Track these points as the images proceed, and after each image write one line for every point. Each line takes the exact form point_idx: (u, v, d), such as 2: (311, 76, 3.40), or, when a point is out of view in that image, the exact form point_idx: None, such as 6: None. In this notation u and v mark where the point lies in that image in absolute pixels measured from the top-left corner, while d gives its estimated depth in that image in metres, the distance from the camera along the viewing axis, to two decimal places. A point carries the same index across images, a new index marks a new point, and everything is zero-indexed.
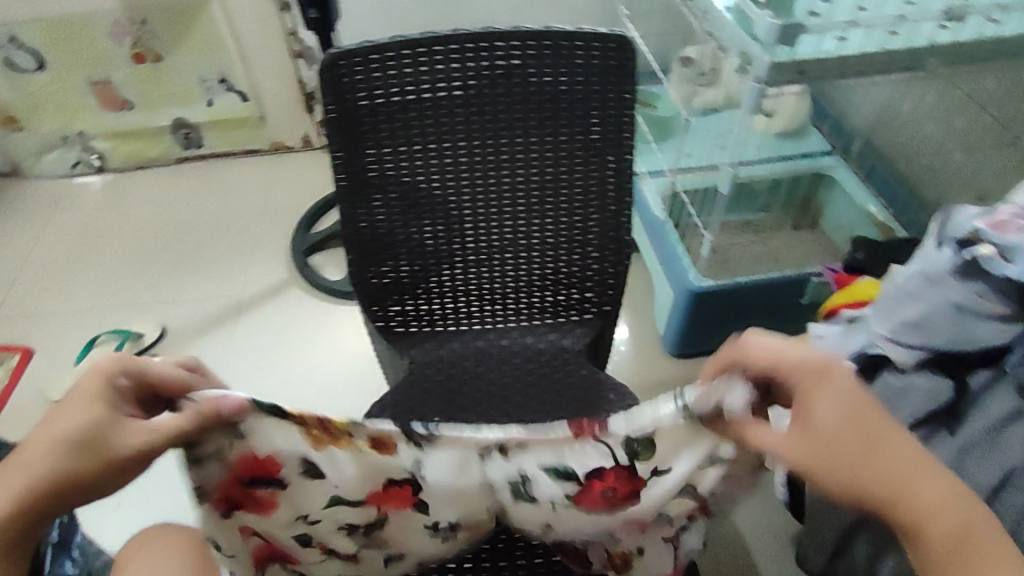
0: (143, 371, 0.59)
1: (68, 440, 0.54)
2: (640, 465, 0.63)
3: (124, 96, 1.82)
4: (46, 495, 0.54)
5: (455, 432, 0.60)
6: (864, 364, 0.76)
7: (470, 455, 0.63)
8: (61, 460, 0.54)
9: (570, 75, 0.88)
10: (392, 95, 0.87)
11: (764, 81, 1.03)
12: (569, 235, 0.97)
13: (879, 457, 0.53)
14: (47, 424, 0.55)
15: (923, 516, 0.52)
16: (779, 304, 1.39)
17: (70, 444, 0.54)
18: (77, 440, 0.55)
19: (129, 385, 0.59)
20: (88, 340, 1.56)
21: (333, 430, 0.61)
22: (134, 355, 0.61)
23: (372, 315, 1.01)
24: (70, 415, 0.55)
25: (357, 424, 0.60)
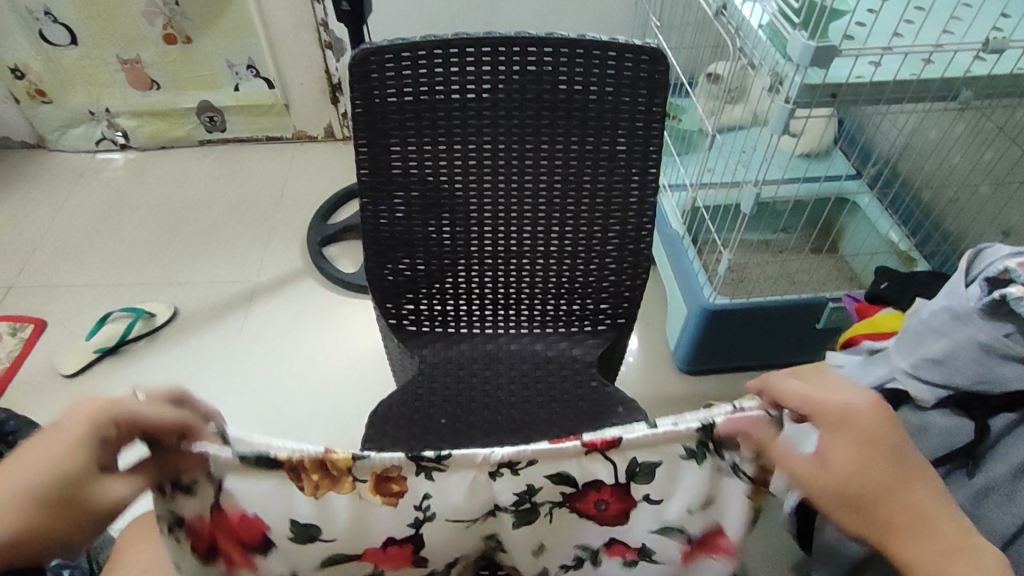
0: (125, 424, 0.55)
1: (38, 497, 0.53)
2: (634, 485, 0.65)
3: (152, 76, 1.82)
4: (13, 547, 0.53)
5: (468, 452, 0.59)
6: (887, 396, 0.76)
7: (479, 477, 0.62)
8: (29, 516, 0.53)
9: (601, 84, 0.87)
10: (421, 93, 0.87)
11: (794, 103, 1.02)
12: (588, 244, 0.96)
13: (882, 470, 0.54)
14: (17, 474, 0.53)
15: (913, 524, 0.54)
16: (794, 326, 1.37)
17: (40, 502, 0.53)
18: (47, 498, 0.53)
19: (109, 438, 0.55)
20: (100, 316, 1.56)
21: (333, 471, 0.58)
22: (120, 398, 0.56)
23: (385, 313, 1.01)
24: (41, 467, 0.53)
25: (361, 459, 0.58)
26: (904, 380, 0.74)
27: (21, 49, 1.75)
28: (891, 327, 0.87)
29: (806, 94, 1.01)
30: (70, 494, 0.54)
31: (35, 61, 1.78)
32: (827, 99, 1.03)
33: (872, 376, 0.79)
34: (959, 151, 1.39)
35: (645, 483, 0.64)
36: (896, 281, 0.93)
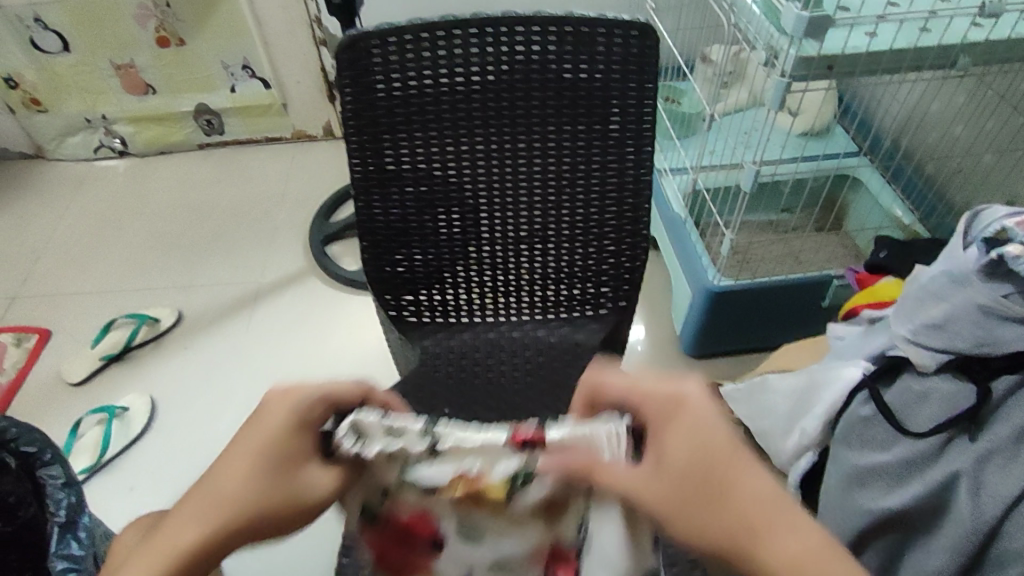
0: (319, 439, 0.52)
1: (267, 449, 0.49)
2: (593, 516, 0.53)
3: (147, 80, 1.83)
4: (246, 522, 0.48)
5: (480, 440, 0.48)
6: (884, 366, 0.73)
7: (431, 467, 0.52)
8: (261, 469, 0.49)
9: (591, 63, 0.86)
10: (409, 79, 0.86)
11: (790, 76, 1.00)
12: (586, 227, 0.96)
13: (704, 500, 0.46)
14: (256, 425, 0.50)
15: (734, 497, 0.45)
16: (799, 305, 1.36)
17: (270, 456, 0.49)
18: (277, 452, 0.50)
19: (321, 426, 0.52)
20: (103, 325, 1.57)
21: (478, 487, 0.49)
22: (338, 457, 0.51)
23: (385, 304, 1.01)
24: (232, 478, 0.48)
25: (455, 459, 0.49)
26: (904, 346, 0.70)
27: (14, 59, 1.76)
28: (888, 296, 0.84)
29: (801, 67, 1.00)
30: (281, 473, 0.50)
31: (28, 70, 1.78)
32: (823, 72, 1.01)
33: (870, 346, 0.76)
34: (960, 121, 1.38)
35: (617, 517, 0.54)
36: (897, 249, 0.91)
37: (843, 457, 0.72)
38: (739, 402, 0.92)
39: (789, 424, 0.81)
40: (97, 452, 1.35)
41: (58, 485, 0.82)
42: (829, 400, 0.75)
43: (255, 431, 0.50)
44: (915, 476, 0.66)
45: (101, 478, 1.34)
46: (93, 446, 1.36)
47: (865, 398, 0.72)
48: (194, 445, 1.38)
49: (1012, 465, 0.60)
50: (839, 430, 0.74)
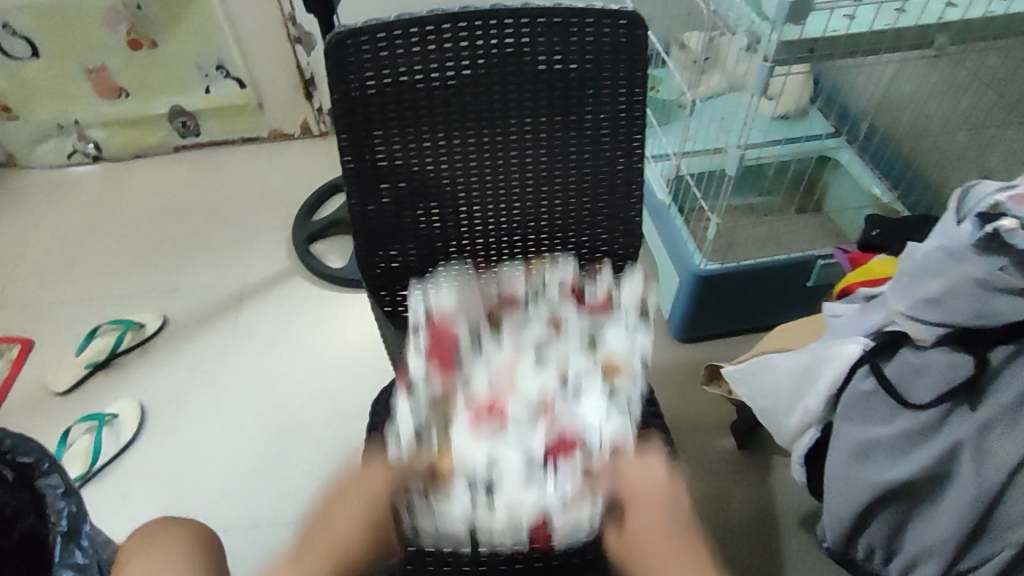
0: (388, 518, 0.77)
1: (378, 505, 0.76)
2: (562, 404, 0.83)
3: (120, 83, 1.79)
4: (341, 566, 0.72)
5: None
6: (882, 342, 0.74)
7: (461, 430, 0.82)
8: (370, 517, 0.75)
9: (580, 54, 0.86)
10: (399, 75, 0.86)
11: (772, 60, 1.02)
12: (579, 217, 0.97)
13: None
14: (341, 508, 0.75)
15: None
16: (784, 285, 1.40)
17: (376, 516, 0.76)
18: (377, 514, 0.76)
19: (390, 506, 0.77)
20: (86, 333, 1.55)
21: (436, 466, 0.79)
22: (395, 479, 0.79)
23: (380, 301, 1.01)
24: (361, 506, 0.76)
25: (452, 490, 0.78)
26: (902, 322, 0.71)
27: None
28: (880, 273, 0.85)
29: (782, 51, 1.02)
30: (381, 521, 0.76)
31: None
32: (805, 55, 1.03)
33: (868, 321, 0.76)
34: (934, 101, 1.41)
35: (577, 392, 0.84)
36: (888, 228, 0.91)
37: (846, 432, 0.74)
38: (739, 383, 0.91)
39: (790, 400, 0.82)
40: (88, 461, 1.34)
41: (58, 494, 0.77)
42: (830, 376, 0.77)
43: (357, 497, 0.76)
44: (918, 447, 0.68)
45: (95, 487, 1.33)
46: (82, 455, 1.35)
47: (866, 372, 0.73)
48: (189, 450, 1.38)
49: (1011, 433, 0.64)
50: (840, 404, 0.75)
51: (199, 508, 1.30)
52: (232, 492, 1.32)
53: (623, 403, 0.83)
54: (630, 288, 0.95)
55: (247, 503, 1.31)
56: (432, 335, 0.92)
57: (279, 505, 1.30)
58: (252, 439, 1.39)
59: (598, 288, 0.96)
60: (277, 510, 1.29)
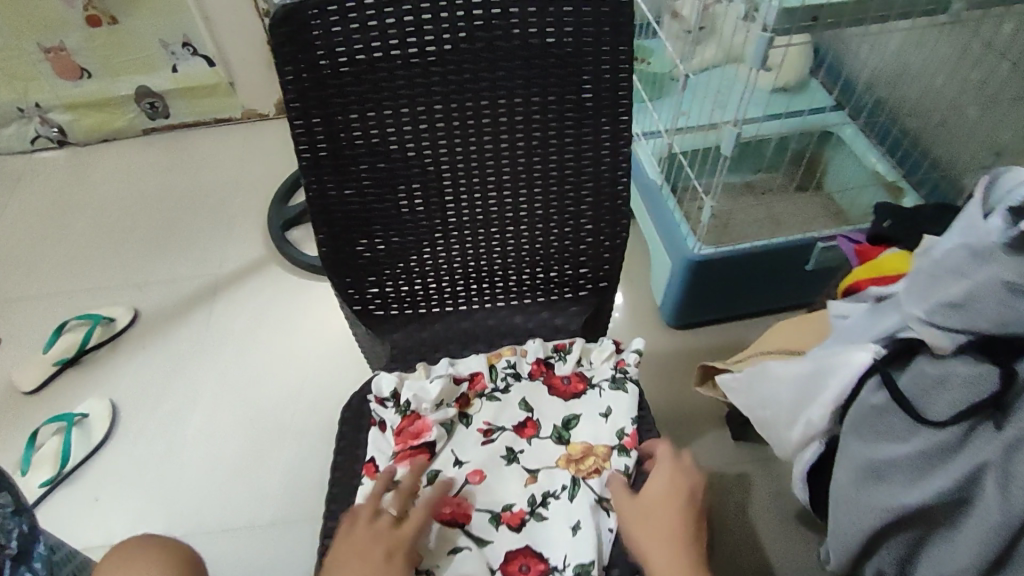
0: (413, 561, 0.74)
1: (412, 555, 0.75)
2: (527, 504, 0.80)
3: (80, 63, 1.70)
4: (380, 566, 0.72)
5: None
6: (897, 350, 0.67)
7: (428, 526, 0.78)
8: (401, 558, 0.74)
9: (559, 26, 0.78)
10: (357, 53, 0.77)
11: (772, 30, 0.94)
12: (562, 206, 0.89)
13: None
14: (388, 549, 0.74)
15: None
16: (781, 270, 1.32)
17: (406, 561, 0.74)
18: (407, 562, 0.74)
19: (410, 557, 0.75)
20: (53, 328, 1.48)
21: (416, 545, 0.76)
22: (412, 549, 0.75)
23: (349, 300, 0.94)
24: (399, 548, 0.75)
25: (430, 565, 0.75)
26: (919, 327, 0.63)
27: None
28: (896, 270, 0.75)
29: (783, 21, 0.93)
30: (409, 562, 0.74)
31: None
32: (807, 24, 0.95)
33: (880, 326, 0.69)
34: (942, 74, 1.33)
35: (542, 494, 0.81)
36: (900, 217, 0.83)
37: (855, 450, 0.67)
38: (736, 392, 0.87)
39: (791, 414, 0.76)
40: (58, 464, 1.28)
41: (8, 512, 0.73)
42: (836, 388, 0.70)
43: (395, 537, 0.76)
44: (936, 467, 0.61)
45: (63, 491, 1.27)
46: (53, 456, 1.29)
47: (877, 384, 0.66)
48: (160, 452, 1.31)
49: None
50: (850, 416, 0.69)
51: (172, 511, 1.24)
52: (205, 496, 1.26)
53: (604, 487, 0.81)
54: (599, 356, 0.92)
55: (222, 504, 1.25)
56: (400, 436, 0.85)
57: (256, 504, 1.24)
58: (227, 437, 1.33)
59: (570, 365, 0.91)
60: (254, 510, 1.23)
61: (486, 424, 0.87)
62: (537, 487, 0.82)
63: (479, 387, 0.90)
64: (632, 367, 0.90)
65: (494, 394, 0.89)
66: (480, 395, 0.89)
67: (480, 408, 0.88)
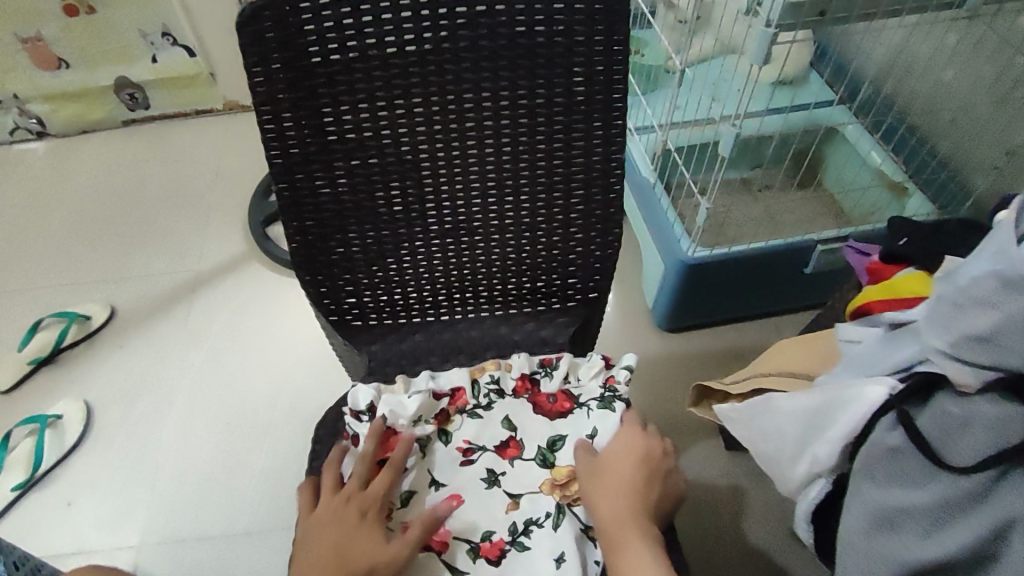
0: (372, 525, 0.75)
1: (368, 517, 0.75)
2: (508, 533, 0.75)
3: (58, 53, 1.63)
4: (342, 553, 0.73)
5: None
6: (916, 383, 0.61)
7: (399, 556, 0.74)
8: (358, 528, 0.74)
9: (549, 23, 0.72)
10: (331, 52, 0.72)
11: (776, 26, 0.89)
12: (550, 213, 0.84)
13: None
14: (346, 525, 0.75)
15: None
16: (781, 274, 1.27)
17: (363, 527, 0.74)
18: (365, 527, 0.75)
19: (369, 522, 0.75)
20: (26, 329, 1.42)
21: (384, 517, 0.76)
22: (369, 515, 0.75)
23: (324, 310, 0.89)
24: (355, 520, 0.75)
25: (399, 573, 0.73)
26: (940, 362, 0.58)
27: None
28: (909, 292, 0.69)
29: (789, 15, 0.88)
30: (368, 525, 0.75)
31: None
32: (814, 19, 0.89)
33: (893, 358, 0.64)
34: (951, 65, 1.24)
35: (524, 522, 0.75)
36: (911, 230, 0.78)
37: (866, 494, 0.61)
38: (735, 423, 0.79)
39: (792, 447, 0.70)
40: (30, 468, 1.23)
41: None
42: (845, 421, 0.64)
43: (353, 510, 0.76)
44: (955, 519, 0.55)
45: (33, 498, 1.22)
46: (25, 462, 1.24)
47: (892, 422, 0.61)
48: (135, 461, 1.26)
49: None
50: (858, 456, 0.63)
51: (146, 519, 1.19)
52: (179, 506, 1.20)
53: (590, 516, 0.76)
54: (588, 372, 0.86)
55: (198, 514, 1.20)
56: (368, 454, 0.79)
57: (234, 511, 1.19)
58: (203, 443, 1.27)
59: (557, 382, 0.85)
60: (230, 518, 1.19)
61: (466, 443, 0.81)
62: (519, 513, 0.76)
63: (460, 403, 0.84)
64: (622, 384, 0.85)
65: (475, 411, 0.84)
66: (461, 412, 0.84)
67: (460, 426, 0.83)
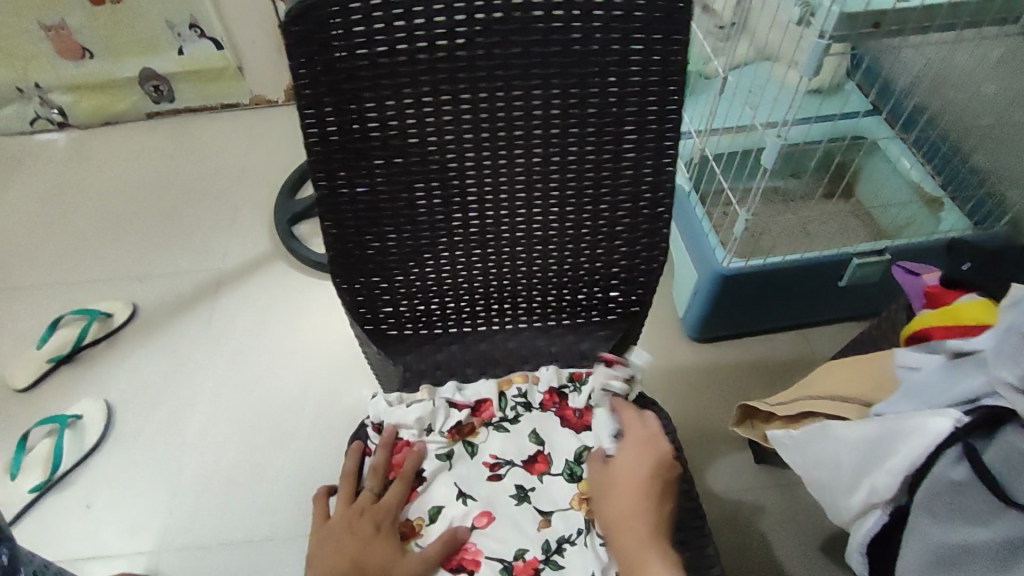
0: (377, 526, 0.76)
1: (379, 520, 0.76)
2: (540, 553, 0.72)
3: (82, 43, 1.62)
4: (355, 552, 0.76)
5: None
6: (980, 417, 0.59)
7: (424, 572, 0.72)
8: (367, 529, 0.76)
9: (605, 31, 0.70)
10: (379, 56, 0.70)
11: (830, 36, 0.87)
12: (595, 225, 0.82)
13: None
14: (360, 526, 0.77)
15: None
16: (815, 287, 1.25)
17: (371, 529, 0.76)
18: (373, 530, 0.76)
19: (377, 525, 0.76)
20: (48, 323, 1.41)
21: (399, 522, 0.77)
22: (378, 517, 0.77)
23: (361, 319, 0.87)
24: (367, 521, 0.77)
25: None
26: (1009, 395, 0.56)
27: None
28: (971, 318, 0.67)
29: (844, 25, 0.87)
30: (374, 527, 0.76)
31: None
32: (869, 30, 0.88)
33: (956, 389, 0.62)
34: (992, 78, 1.19)
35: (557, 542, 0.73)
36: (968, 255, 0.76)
37: (926, 530, 0.59)
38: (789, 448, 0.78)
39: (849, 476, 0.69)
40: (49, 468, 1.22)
41: None
42: (902, 456, 0.63)
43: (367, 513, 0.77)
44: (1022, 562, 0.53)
45: (54, 495, 1.21)
46: (44, 460, 1.24)
47: (957, 456, 0.59)
48: (157, 460, 1.25)
49: None
50: (919, 491, 0.61)
51: (167, 522, 1.18)
52: (202, 508, 1.20)
53: None
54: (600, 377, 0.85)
55: (220, 516, 1.19)
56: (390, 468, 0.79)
57: (254, 516, 1.18)
58: (226, 444, 1.27)
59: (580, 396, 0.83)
60: (252, 523, 1.18)
61: (492, 458, 0.79)
62: (551, 531, 0.74)
63: (485, 415, 0.83)
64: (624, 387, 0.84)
65: (501, 424, 0.82)
66: (486, 424, 0.83)
67: (486, 438, 0.82)
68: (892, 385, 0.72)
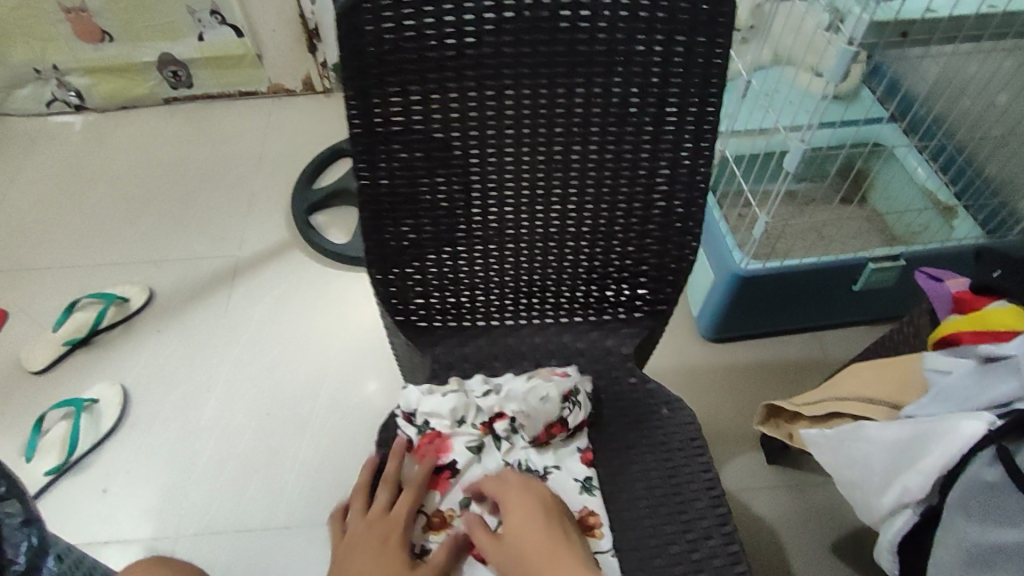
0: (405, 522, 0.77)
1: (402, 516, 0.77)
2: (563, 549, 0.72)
3: (101, 26, 1.62)
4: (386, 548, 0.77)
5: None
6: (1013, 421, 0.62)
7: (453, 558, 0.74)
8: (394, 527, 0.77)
9: (649, 33, 0.71)
10: (426, 49, 0.71)
11: (859, 44, 0.87)
12: (628, 223, 0.83)
13: None
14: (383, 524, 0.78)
15: None
16: (830, 290, 1.27)
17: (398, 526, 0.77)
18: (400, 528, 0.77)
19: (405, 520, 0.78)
20: (65, 306, 1.42)
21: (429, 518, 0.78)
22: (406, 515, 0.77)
23: (392, 310, 0.88)
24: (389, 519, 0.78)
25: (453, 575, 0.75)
26: None
27: None
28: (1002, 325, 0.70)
29: (872, 33, 0.87)
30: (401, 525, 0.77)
31: None
32: (895, 39, 0.89)
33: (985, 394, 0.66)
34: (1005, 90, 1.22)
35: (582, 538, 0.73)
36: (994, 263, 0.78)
37: (966, 532, 0.61)
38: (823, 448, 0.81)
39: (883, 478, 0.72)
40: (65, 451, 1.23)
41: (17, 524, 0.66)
42: (936, 458, 0.66)
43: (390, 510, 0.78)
44: None
45: (70, 478, 1.22)
46: (61, 443, 1.25)
47: (992, 458, 0.62)
48: (173, 444, 1.26)
49: None
50: (954, 490, 0.64)
51: (184, 505, 1.20)
52: (218, 492, 1.21)
53: None
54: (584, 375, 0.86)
55: (236, 501, 1.20)
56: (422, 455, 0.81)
57: (270, 503, 1.20)
58: (243, 430, 1.28)
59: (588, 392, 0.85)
60: (268, 509, 1.19)
61: None
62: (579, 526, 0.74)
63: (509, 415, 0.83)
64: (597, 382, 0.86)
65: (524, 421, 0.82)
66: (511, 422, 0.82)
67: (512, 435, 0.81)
68: (915, 390, 0.76)
